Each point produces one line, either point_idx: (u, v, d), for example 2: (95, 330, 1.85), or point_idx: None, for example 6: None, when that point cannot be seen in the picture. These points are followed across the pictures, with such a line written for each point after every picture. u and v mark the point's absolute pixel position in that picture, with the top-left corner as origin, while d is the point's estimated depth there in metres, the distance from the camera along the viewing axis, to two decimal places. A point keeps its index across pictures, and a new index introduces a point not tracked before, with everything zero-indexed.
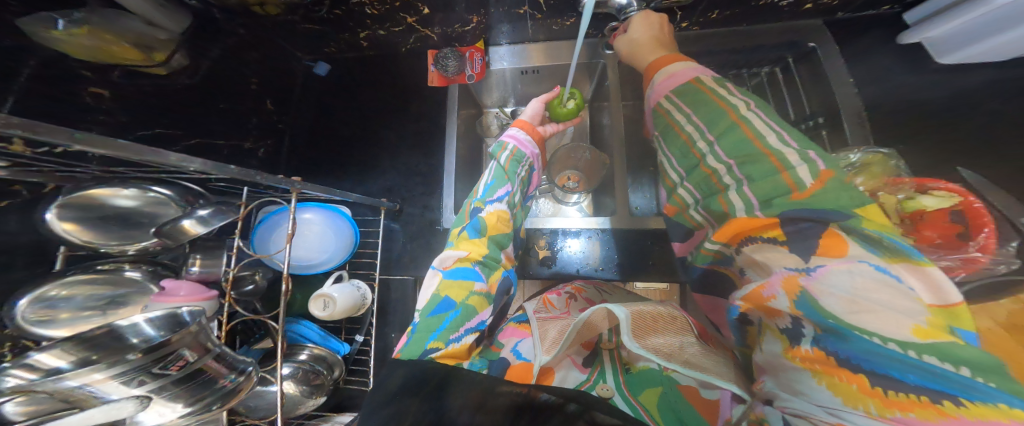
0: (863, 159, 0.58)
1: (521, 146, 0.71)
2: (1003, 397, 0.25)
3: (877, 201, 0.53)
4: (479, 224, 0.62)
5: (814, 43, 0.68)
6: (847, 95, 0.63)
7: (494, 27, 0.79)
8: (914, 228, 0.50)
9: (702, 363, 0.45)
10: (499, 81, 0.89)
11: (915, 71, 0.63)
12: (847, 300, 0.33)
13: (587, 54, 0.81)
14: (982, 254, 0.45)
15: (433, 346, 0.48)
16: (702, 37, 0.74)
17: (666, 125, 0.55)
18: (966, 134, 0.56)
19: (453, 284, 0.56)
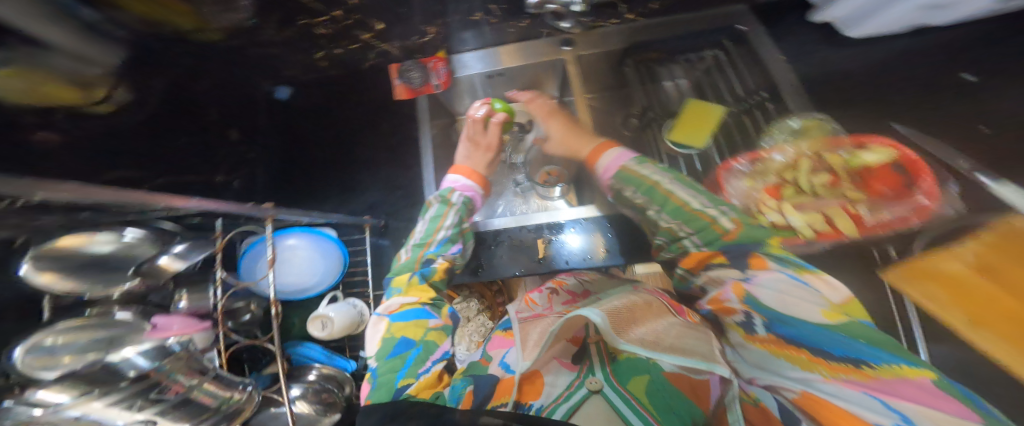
0: (802, 125, 0.64)
1: (468, 194, 0.78)
2: (897, 360, 0.38)
3: (826, 163, 0.60)
4: (431, 270, 0.71)
5: (743, 24, 0.74)
6: (780, 70, 0.70)
7: (451, 33, 0.83)
8: (864, 183, 0.56)
9: (687, 345, 0.49)
10: (465, 88, 0.91)
11: (832, 46, 0.69)
12: (778, 295, 0.49)
13: (545, 53, 0.84)
14: (929, 199, 0.50)
15: (405, 382, 0.55)
16: (647, 26, 0.79)
17: (643, 184, 0.67)
18: (889, 95, 0.62)
19: (408, 326, 0.63)
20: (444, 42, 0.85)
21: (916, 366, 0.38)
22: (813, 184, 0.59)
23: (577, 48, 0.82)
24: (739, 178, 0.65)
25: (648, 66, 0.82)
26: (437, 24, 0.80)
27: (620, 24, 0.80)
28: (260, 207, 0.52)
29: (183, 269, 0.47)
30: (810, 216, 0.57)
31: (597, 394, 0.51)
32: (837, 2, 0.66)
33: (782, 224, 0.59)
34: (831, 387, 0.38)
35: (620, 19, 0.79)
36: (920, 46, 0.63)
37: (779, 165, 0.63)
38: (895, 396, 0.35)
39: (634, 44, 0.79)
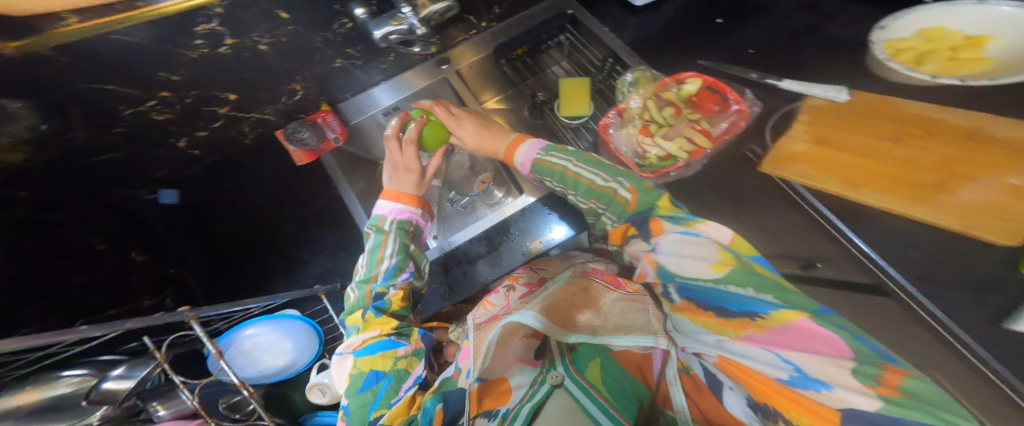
0: (634, 77, 0.78)
1: (417, 220, 0.69)
2: (775, 306, 0.39)
3: (665, 100, 0.73)
4: (383, 303, 0.60)
5: (571, 10, 0.86)
6: (610, 39, 0.84)
7: (329, 84, 0.84)
8: (697, 105, 0.72)
9: (630, 323, 0.53)
10: (365, 128, 0.91)
11: (632, 15, 0.85)
12: (677, 259, 0.47)
13: (428, 77, 0.89)
14: (740, 103, 0.67)
15: (377, 415, 0.47)
16: (498, 30, 0.89)
17: (559, 173, 0.63)
18: (681, 43, 0.82)
19: (373, 357, 0.53)
20: (325, 92, 0.86)
21: (792, 305, 0.39)
22: (667, 116, 0.71)
23: (455, 63, 0.89)
24: (620, 131, 0.73)
25: (524, 63, 0.89)
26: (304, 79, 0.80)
27: (476, 36, 0.89)
28: (175, 312, 0.45)
29: (130, 386, 0.42)
30: (677, 143, 0.68)
31: (561, 388, 0.50)
32: None
33: (661, 154, 0.69)
34: (739, 348, 0.38)
35: (476, 29, 0.88)
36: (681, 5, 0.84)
37: (642, 113, 0.72)
38: (787, 346, 0.36)
39: (499, 47, 0.86)
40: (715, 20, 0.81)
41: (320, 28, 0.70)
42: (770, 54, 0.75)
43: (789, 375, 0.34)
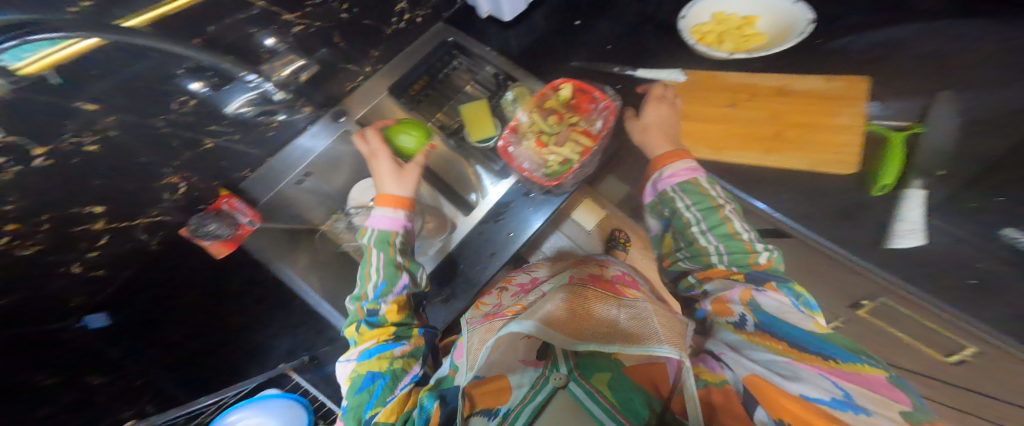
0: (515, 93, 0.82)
1: (393, 228, 0.63)
2: (848, 358, 0.39)
3: (548, 108, 0.75)
4: (377, 319, 0.59)
5: (450, 36, 0.86)
6: (492, 58, 0.85)
7: (215, 168, 0.75)
8: (575, 108, 0.75)
9: (631, 333, 0.50)
10: (280, 201, 0.85)
11: (501, 30, 0.88)
12: (777, 309, 0.47)
13: (327, 133, 0.86)
14: (606, 99, 0.71)
15: (372, 414, 0.48)
16: (388, 71, 0.86)
17: (766, 311, 0.47)
18: (552, 49, 0.85)
19: (371, 359, 0.54)
20: (222, 173, 0.77)
21: (866, 361, 0.39)
22: (553, 123, 0.74)
23: (352, 114, 0.87)
24: (520, 147, 0.74)
25: (427, 97, 0.88)
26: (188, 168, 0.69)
27: (365, 82, 0.87)
28: None
29: None
30: (567, 146, 0.72)
31: (563, 389, 0.45)
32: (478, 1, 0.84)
33: (560, 160, 0.71)
34: (801, 369, 0.37)
35: (363, 74, 0.86)
36: (542, 11, 0.88)
37: (533, 125, 0.74)
38: (844, 377, 0.36)
39: (393, 87, 0.84)
40: (572, 23, 0.85)
41: (158, 110, 0.60)
42: (625, 45, 0.80)
43: (830, 397, 0.34)
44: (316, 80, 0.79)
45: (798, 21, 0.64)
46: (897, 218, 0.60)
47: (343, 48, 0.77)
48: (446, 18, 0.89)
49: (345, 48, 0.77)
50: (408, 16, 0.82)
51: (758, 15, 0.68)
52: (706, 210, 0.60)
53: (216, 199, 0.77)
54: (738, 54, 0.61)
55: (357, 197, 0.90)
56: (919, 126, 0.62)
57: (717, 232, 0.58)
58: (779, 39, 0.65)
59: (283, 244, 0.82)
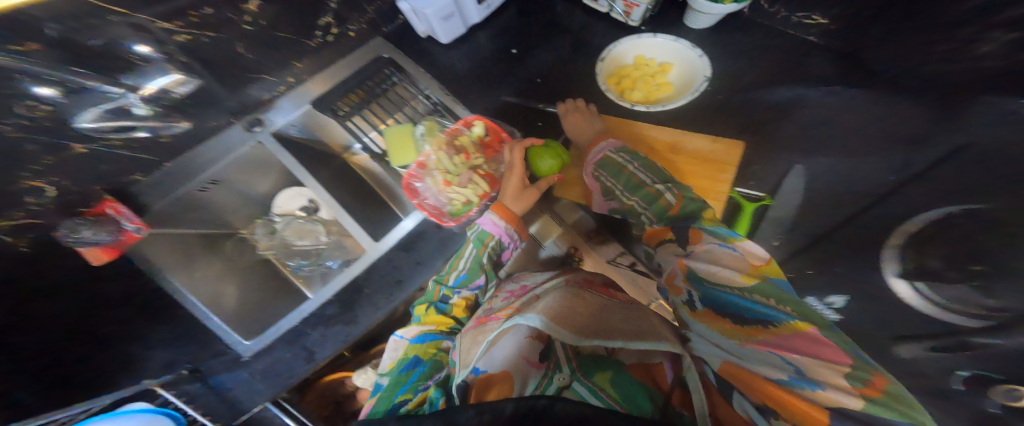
0: (426, 125, 0.76)
1: (500, 238, 0.68)
2: (784, 317, 0.39)
3: (459, 145, 0.74)
4: (447, 305, 0.70)
5: (387, 53, 0.82)
6: (426, 80, 0.82)
7: (92, 171, 0.68)
8: (485, 148, 0.75)
9: (632, 331, 0.48)
10: (180, 208, 0.77)
11: (446, 50, 0.84)
12: (708, 267, 0.46)
13: (239, 142, 0.77)
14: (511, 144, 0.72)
15: (402, 399, 0.55)
16: (315, 82, 0.80)
17: (709, 284, 0.46)
18: (489, 75, 0.84)
19: (421, 346, 0.64)
20: (106, 176, 0.70)
21: (801, 315, 0.39)
22: (457, 163, 0.74)
23: (269, 124, 0.79)
24: (426, 183, 0.74)
25: (358, 114, 0.83)
26: (48, 172, 0.63)
27: (287, 93, 0.79)
28: None
29: None
30: (467, 188, 0.73)
31: (568, 386, 0.47)
32: (413, 19, 0.78)
33: (462, 201, 0.73)
34: (748, 351, 0.39)
35: (285, 83, 0.79)
36: (490, 32, 0.84)
37: (438, 163, 0.74)
38: (788, 349, 0.37)
39: (313, 102, 0.79)
40: (510, 51, 0.83)
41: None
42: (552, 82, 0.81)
43: (785, 376, 0.36)
44: (221, 87, 0.72)
45: (697, 80, 0.65)
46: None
47: (256, 59, 0.72)
48: (386, 31, 0.83)
49: (257, 59, 0.72)
50: (336, 28, 0.78)
51: (673, 63, 0.69)
52: (637, 188, 0.62)
53: (99, 203, 0.70)
54: (638, 107, 0.65)
55: (282, 203, 0.88)
56: (768, 199, 0.70)
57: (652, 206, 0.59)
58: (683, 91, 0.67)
59: (176, 258, 0.76)
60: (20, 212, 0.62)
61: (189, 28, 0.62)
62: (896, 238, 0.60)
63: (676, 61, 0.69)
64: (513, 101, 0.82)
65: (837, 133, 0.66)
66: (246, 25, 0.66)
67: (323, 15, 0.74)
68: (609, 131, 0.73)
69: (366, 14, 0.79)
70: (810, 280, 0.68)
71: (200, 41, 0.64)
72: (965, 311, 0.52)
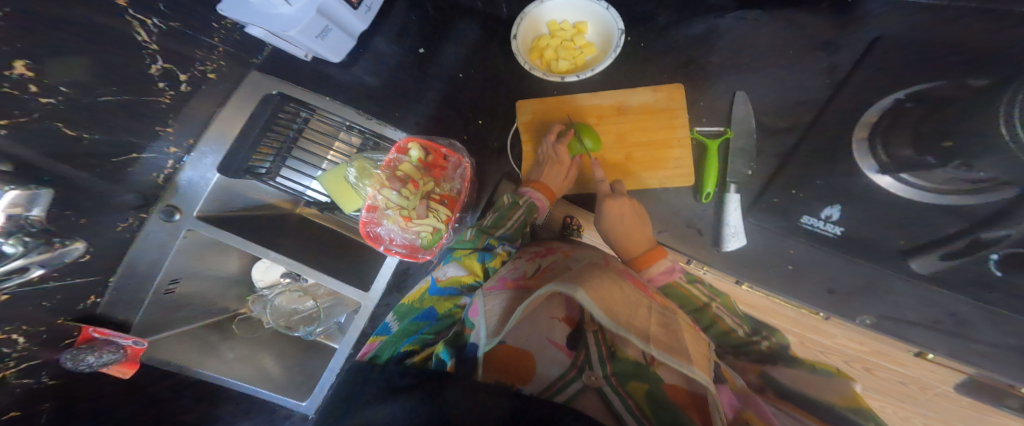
0: (356, 169, 0.65)
1: (535, 199, 0.67)
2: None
3: (404, 173, 0.67)
4: (491, 255, 0.67)
5: (274, 89, 0.70)
6: (337, 108, 0.74)
7: (42, 312, 0.53)
8: (428, 170, 0.70)
9: (671, 342, 0.45)
10: (163, 313, 0.68)
11: (342, 70, 0.77)
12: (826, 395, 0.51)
13: (168, 237, 0.65)
14: (457, 156, 0.71)
15: (405, 347, 0.55)
16: (215, 138, 0.65)
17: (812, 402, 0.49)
18: (402, 82, 0.78)
19: (437, 299, 0.65)
20: (59, 307, 0.56)
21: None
22: (408, 195, 0.65)
23: (188, 208, 0.65)
24: (385, 225, 0.67)
25: (288, 164, 0.70)
26: (14, 321, 0.49)
27: (187, 164, 0.64)
28: None
29: None
30: (430, 217, 0.67)
31: (595, 390, 0.46)
32: (285, 46, 0.62)
33: (430, 230, 0.67)
34: None
35: (172, 155, 0.62)
36: (385, 38, 0.78)
37: (388, 202, 0.65)
38: None
39: (221, 168, 0.65)
40: (418, 51, 0.78)
41: None
42: (476, 72, 0.78)
43: None
44: (117, 181, 0.56)
45: (613, 32, 0.63)
46: (722, 220, 0.63)
47: (102, 138, 0.51)
48: (257, 63, 0.71)
49: (112, 137, 0.52)
50: (184, 76, 0.59)
51: (585, 21, 0.66)
52: (697, 311, 0.60)
53: (79, 330, 0.59)
54: (569, 77, 0.62)
55: (262, 277, 0.82)
56: (728, 131, 0.65)
57: (710, 331, 0.60)
58: (606, 48, 0.66)
59: (200, 361, 0.71)
60: (13, 360, 0.50)
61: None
62: (863, 131, 0.56)
63: (587, 18, 0.66)
64: (442, 105, 0.78)
65: (750, 42, 0.67)
66: (44, 99, 0.44)
67: (147, 62, 0.53)
68: (563, 109, 0.69)
69: (217, 47, 0.63)
70: (799, 205, 0.60)
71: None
72: (947, 190, 0.50)
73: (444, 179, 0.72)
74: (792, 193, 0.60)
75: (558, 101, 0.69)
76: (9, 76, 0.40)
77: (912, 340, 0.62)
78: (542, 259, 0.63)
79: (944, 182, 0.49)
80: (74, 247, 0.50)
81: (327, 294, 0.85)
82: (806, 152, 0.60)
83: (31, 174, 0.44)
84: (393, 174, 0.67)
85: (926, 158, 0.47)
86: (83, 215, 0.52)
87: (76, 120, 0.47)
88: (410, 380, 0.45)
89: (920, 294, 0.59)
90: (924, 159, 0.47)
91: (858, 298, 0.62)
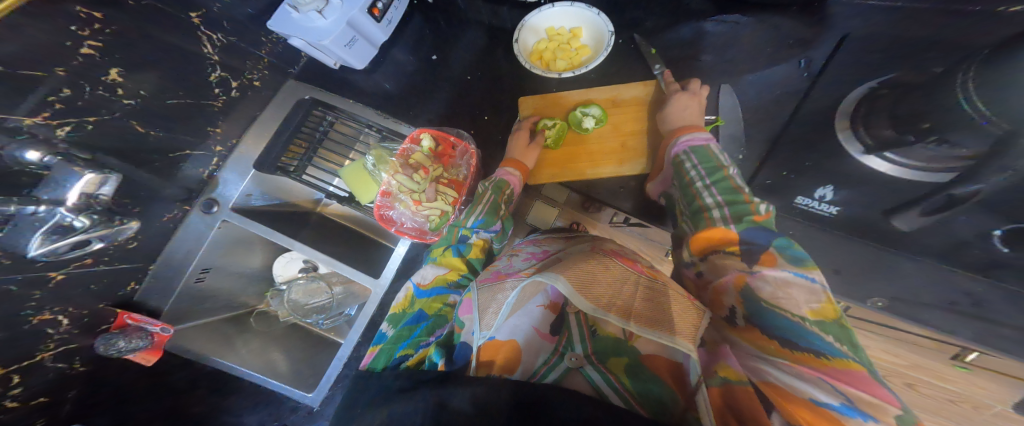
0: (374, 156, 0.73)
1: (507, 177, 0.72)
2: (827, 351, 0.40)
3: (416, 161, 0.74)
4: (466, 246, 0.74)
5: (306, 94, 0.78)
6: (358, 108, 0.81)
7: (87, 294, 0.60)
8: (439, 158, 0.77)
9: (654, 316, 0.48)
10: (191, 303, 0.75)
11: (362, 77, 0.85)
12: (775, 289, 0.47)
13: (205, 228, 0.73)
14: (467, 144, 0.77)
15: (405, 352, 0.61)
16: (250, 143, 0.73)
17: (763, 307, 0.47)
18: (417, 87, 0.85)
19: (425, 301, 0.70)
20: (103, 292, 0.63)
21: (851, 357, 0.39)
22: (420, 180, 0.73)
23: (224, 203, 0.73)
24: (397, 209, 0.76)
25: (311, 164, 0.77)
26: (63, 302, 0.57)
27: (226, 163, 0.72)
28: None
29: None
30: (438, 201, 0.74)
31: (578, 370, 0.52)
32: (317, 55, 0.70)
33: (438, 213, 0.75)
34: (798, 370, 0.39)
35: (216, 156, 0.70)
36: (401, 48, 0.86)
37: (400, 186, 0.72)
38: (844, 382, 0.37)
39: (255, 164, 0.73)
40: (431, 57, 0.85)
41: None
42: (483, 75, 0.84)
43: (837, 401, 0.34)
44: (162, 175, 0.63)
45: (606, 35, 0.68)
46: None
47: (164, 135, 0.59)
48: (293, 73, 0.80)
49: (170, 135, 0.60)
50: (234, 83, 0.68)
51: (580, 27, 0.71)
52: (712, 169, 0.61)
53: (115, 316, 0.65)
54: (566, 75, 0.67)
55: (281, 272, 0.89)
56: (719, 120, 0.68)
57: (721, 186, 0.59)
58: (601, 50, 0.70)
59: (218, 348, 0.77)
60: (54, 342, 0.57)
61: (69, 116, 0.48)
62: (845, 122, 0.60)
63: (582, 25, 0.71)
64: (452, 105, 0.84)
65: (737, 44, 0.71)
66: (125, 100, 0.53)
67: (209, 70, 0.63)
68: (559, 107, 0.75)
69: (262, 58, 0.71)
70: (791, 184, 0.63)
71: (87, 128, 0.50)
72: (938, 167, 0.53)
73: (450, 168, 0.78)
74: (783, 174, 0.63)
75: (544, 97, 0.75)
76: (104, 80, 0.50)
77: (930, 323, 0.61)
78: (535, 250, 0.69)
79: (931, 159, 0.53)
80: (126, 227, 0.56)
81: (341, 283, 0.91)
82: (796, 129, 0.63)
83: (103, 163, 0.52)
84: (406, 162, 0.74)
85: (908, 136, 0.51)
86: (138, 204, 0.60)
87: (146, 120, 0.56)
88: (410, 384, 0.50)
89: (924, 271, 0.60)
90: (907, 137, 0.51)
91: (861, 277, 0.63)
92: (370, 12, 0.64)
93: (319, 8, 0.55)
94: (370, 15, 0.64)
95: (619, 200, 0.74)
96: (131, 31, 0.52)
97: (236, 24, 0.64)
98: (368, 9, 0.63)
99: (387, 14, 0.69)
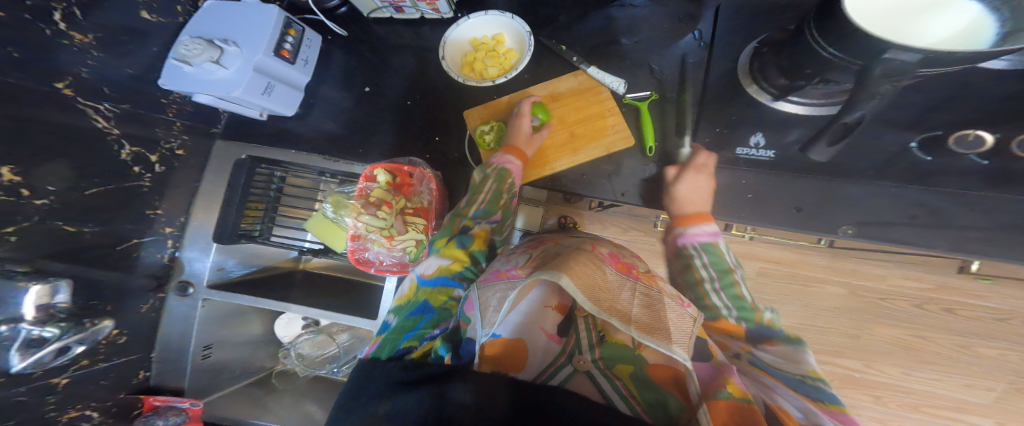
0: (331, 202, 0.75)
1: (512, 172, 0.70)
2: (825, 395, 0.48)
3: (377, 197, 0.73)
4: (468, 238, 0.72)
5: (243, 153, 0.75)
6: (300, 156, 0.77)
7: (102, 389, 0.64)
8: (397, 188, 0.76)
9: (651, 322, 0.50)
10: (209, 376, 0.77)
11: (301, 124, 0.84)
12: (780, 357, 0.57)
13: (189, 309, 0.72)
14: (421, 169, 0.75)
15: (407, 345, 0.58)
16: (202, 214, 0.72)
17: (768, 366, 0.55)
18: (358, 122, 0.85)
19: (431, 291, 0.65)
20: (116, 383, 0.67)
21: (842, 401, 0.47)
22: (385, 216, 0.73)
23: (199, 281, 0.72)
24: (372, 249, 0.75)
25: (274, 223, 0.79)
26: (82, 400, 0.60)
27: (184, 241, 0.72)
28: None
29: None
30: (409, 231, 0.76)
31: (585, 373, 0.52)
32: (237, 109, 0.69)
33: (413, 243, 0.76)
34: (801, 403, 0.46)
35: (172, 236, 0.70)
36: (328, 85, 0.82)
37: (368, 227, 0.73)
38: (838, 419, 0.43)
39: (216, 236, 0.71)
40: (364, 89, 0.82)
41: None
42: (420, 99, 0.81)
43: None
44: (123, 270, 0.63)
45: (525, 36, 0.70)
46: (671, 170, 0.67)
47: (102, 230, 0.58)
48: (218, 132, 0.76)
49: (110, 229, 0.59)
50: (155, 157, 0.64)
51: (501, 32, 0.73)
52: (723, 272, 0.67)
53: (141, 400, 0.71)
54: (500, 81, 0.68)
55: (285, 332, 0.89)
56: (654, 94, 0.69)
57: (728, 292, 0.65)
58: (524, 51, 0.72)
59: (242, 413, 0.77)
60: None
61: None
62: (748, 78, 0.63)
63: (503, 30, 0.73)
64: (399, 134, 0.82)
65: (640, 23, 0.69)
66: (38, 200, 0.49)
67: (115, 148, 0.57)
68: (495, 113, 0.76)
69: (173, 123, 0.66)
70: (728, 138, 0.64)
71: (8, 241, 0.47)
72: (831, 103, 0.58)
73: (415, 194, 0.77)
74: (717, 130, 0.64)
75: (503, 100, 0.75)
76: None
77: (905, 240, 0.62)
78: (524, 254, 0.67)
79: (828, 96, 0.56)
80: (103, 325, 0.56)
81: (343, 331, 0.92)
82: (716, 93, 0.65)
83: (50, 270, 0.52)
84: (366, 204, 0.73)
85: (799, 82, 0.52)
86: (108, 302, 0.60)
87: (73, 217, 0.53)
88: (416, 379, 0.46)
89: (884, 194, 0.62)
90: (798, 82, 0.52)
91: (829, 212, 0.63)
92: (279, 55, 0.63)
93: (213, 58, 0.55)
94: (280, 58, 0.64)
95: (582, 188, 0.70)
96: (13, 117, 0.45)
97: (122, 88, 0.57)
98: (275, 53, 0.62)
99: (300, 55, 0.69)
